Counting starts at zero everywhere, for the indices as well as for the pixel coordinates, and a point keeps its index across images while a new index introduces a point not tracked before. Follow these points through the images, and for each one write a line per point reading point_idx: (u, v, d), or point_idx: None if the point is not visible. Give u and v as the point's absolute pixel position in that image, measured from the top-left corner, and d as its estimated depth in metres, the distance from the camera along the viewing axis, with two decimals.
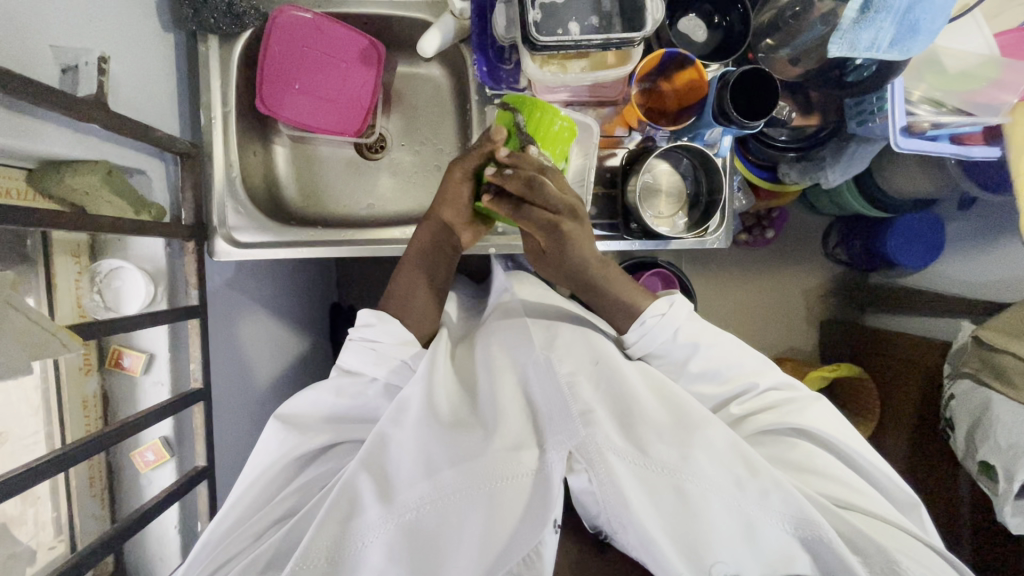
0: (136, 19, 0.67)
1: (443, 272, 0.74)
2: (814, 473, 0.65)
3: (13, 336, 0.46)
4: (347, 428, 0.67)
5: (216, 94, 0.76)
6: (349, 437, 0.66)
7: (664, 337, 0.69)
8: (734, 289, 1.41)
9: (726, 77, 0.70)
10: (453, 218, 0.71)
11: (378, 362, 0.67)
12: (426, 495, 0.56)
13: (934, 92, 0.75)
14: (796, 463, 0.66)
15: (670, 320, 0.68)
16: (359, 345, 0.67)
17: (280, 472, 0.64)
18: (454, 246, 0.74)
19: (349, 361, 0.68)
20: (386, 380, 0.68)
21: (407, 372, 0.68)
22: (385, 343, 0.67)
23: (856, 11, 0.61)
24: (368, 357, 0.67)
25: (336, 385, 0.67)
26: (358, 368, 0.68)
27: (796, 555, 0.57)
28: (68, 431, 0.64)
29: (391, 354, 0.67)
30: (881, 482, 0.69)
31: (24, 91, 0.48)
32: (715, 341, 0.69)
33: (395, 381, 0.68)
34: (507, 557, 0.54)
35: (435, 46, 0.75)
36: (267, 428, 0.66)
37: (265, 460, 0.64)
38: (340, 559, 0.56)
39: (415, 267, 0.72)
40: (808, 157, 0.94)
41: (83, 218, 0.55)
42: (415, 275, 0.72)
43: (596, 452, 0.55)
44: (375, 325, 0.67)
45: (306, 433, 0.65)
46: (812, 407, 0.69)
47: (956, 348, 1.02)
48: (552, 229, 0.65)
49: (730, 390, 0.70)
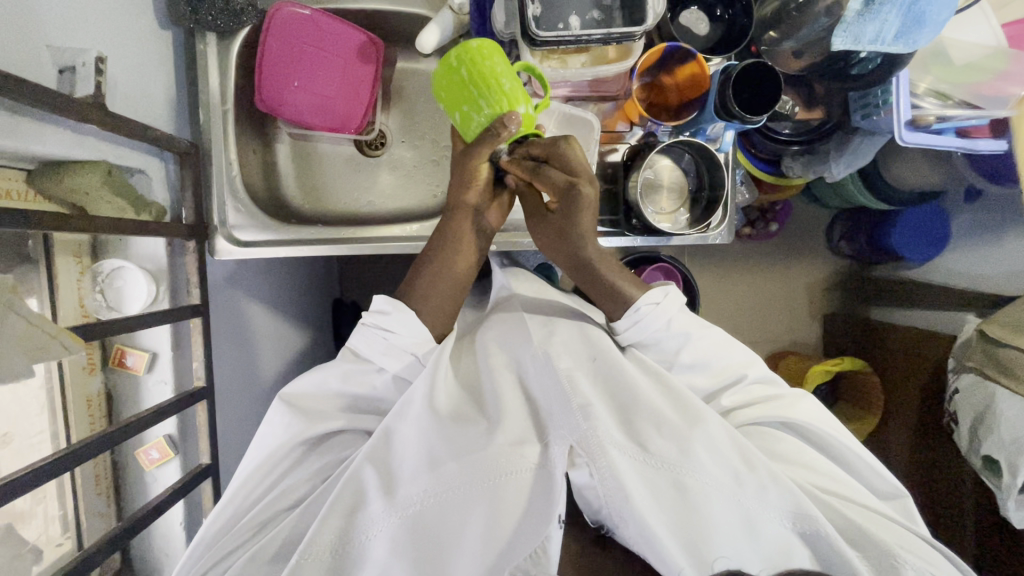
0: (133, 16, 0.67)
1: (464, 262, 0.70)
2: (804, 466, 0.65)
3: (14, 341, 0.46)
4: (360, 418, 0.67)
5: (214, 90, 0.76)
6: (362, 425, 0.67)
7: (657, 324, 0.67)
8: (737, 283, 1.40)
9: (728, 70, 0.69)
10: (477, 200, 0.68)
11: (388, 353, 0.66)
12: (429, 489, 0.56)
13: (939, 84, 0.74)
14: (788, 456, 0.65)
15: (662, 311, 0.67)
16: (371, 331, 0.65)
17: (281, 459, 0.63)
18: (484, 231, 0.72)
19: (360, 346, 0.66)
20: (395, 373, 0.67)
21: (418, 366, 0.67)
22: (400, 335, 0.65)
23: (860, 4, 0.60)
24: (379, 346, 0.66)
25: (344, 370, 0.67)
26: (366, 354, 0.66)
27: (797, 552, 0.57)
28: (72, 430, 0.65)
29: (402, 346, 0.65)
30: (874, 477, 0.68)
31: (23, 95, 0.48)
32: (705, 345, 0.68)
33: (403, 373, 0.67)
34: (510, 555, 0.53)
35: (434, 41, 0.75)
36: (272, 410, 0.65)
37: (267, 443, 0.63)
38: (344, 554, 0.56)
39: (440, 252, 0.69)
40: (811, 151, 0.94)
41: (84, 220, 0.55)
42: (439, 263, 0.68)
43: (596, 445, 0.54)
44: (391, 313, 0.64)
45: (311, 417, 0.64)
46: (798, 403, 0.68)
47: (960, 343, 1.01)
48: (569, 190, 0.63)
49: (721, 380, 0.69)
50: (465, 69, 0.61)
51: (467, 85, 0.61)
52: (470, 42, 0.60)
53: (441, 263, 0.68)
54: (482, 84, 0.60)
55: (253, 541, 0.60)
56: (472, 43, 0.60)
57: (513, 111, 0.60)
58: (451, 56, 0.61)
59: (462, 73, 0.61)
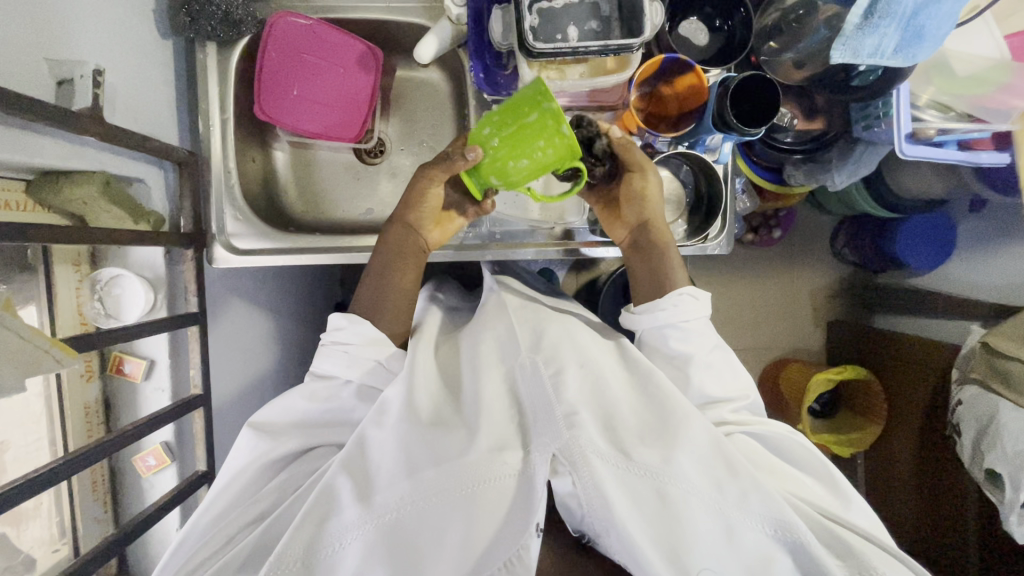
0: (133, 27, 0.68)
1: (405, 275, 0.71)
2: (789, 479, 0.64)
3: (7, 355, 0.46)
4: (318, 432, 0.65)
5: (214, 100, 0.76)
6: (322, 439, 0.65)
7: (687, 318, 0.67)
8: (739, 290, 1.39)
9: (726, 82, 0.69)
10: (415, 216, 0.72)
11: (352, 365, 0.66)
12: (406, 496, 0.55)
13: (941, 96, 0.73)
14: (769, 466, 0.65)
15: (699, 306, 0.68)
16: (332, 348, 0.67)
17: (259, 473, 0.63)
18: (420, 248, 0.73)
19: (324, 367, 0.67)
20: (360, 383, 0.66)
21: (383, 373, 0.67)
22: (358, 345, 0.66)
23: (860, 16, 0.59)
24: (341, 360, 0.66)
25: (305, 390, 0.66)
26: (331, 372, 0.67)
27: (778, 561, 0.56)
28: (69, 437, 0.66)
29: (364, 355, 0.66)
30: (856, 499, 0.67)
31: (20, 108, 0.48)
32: (716, 356, 0.69)
33: (370, 382, 0.66)
34: (489, 560, 0.53)
35: (431, 53, 0.75)
36: (238, 439, 0.65)
37: (233, 467, 0.63)
38: (316, 561, 0.54)
39: (382, 262, 0.71)
40: (813, 159, 0.92)
41: (82, 231, 0.56)
42: (383, 272, 0.71)
43: (579, 455, 0.53)
44: (346, 327, 0.67)
45: (277, 437, 0.64)
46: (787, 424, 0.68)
47: (964, 353, 0.99)
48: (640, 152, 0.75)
49: (728, 394, 0.68)
50: (532, 118, 0.58)
51: (523, 124, 0.59)
52: (565, 127, 0.56)
53: (383, 272, 0.71)
54: (520, 145, 0.60)
55: (224, 552, 0.60)
56: (564, 129, 0.57)
57: (481, 153, 0.63)
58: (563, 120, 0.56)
59: (531, 116, 0.58)
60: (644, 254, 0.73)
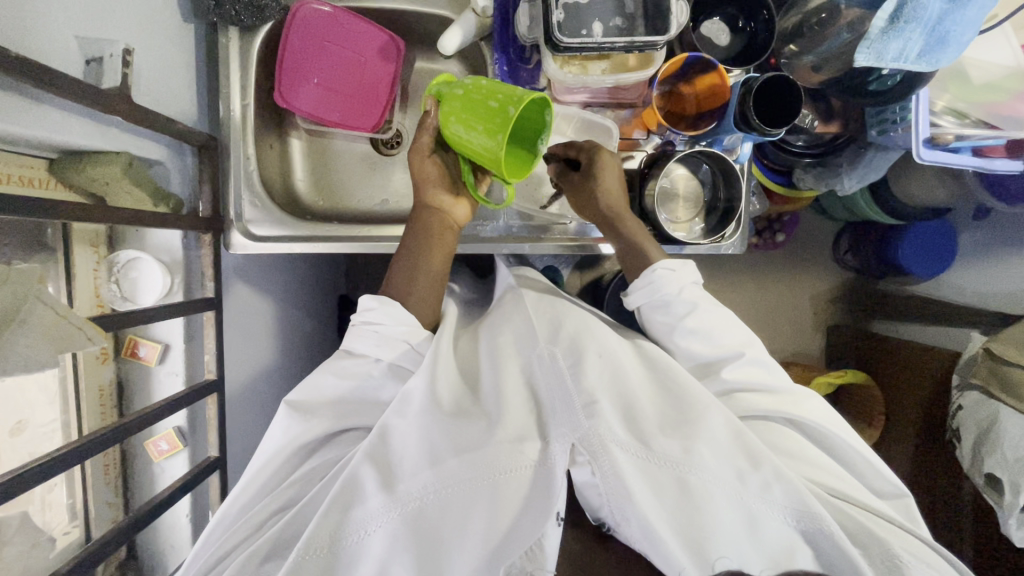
0: (159, 10, 0.67)
1: (439, 255, 0.72)
2: (807, 462, 0.65)
3: (41, 331, 0.47)
4: (348, 413, 0.65)
5: (235, 85, 0.76)
6: (348, 421, 0.64)
7: (666, 289, 0.70)
8: (743, 292, 1.40)
9: (749, 82, 0.70)
10: (435, 196, 0.72)
11: (386, 345, 0.66)
12: (430, 485, 0.55)
13: (957, 102, 0.74)
14: (790, 451, 0.65)
15: (678, 277, 0.71)
16: (362, 329, 0.67)
17: (290, 458, 0.63)
18: (450, 224, 0.73)
19: (352, 344, 0.67)
20: (390, 362, 0.66)
21: (414, 357, 0.67)
22: (387, 325, 0.66)
23: (885, 20, 0.60)
24: (371, 340, 0.66)
25: (337, 367, 0.66)
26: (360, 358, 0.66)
27: (799, 551, 0.57)
28: (85, 420, 0.65)
29: (395, 336, 0.66)
30: (873, 474, 0.69)
31: (53, 85, 0.48)
32: (723, 338, 0.70)
33: (402, 363, 0.66)
34: (507, 550, 0.52)
35: (455, 45, 0.76)
36: (277, 416, 0.64)
37: (271, 447, 0.63)
38: (341, 551, 0.55)
39: (411, 252, 0.71)
40: (823, 163, 0.94)
41: (107, 211, 0.56)
42: (413, 263, 0.70)
43: (598, 443, 0.54)
44: (376, 308, 0.66)
45: (309, 419, 0.63)
46: (804, 401, 0.69)
47: (963, 360, 1.01)
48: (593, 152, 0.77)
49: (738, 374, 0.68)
50: (494, 103, 0.59)
51: (482, 104, 0.60)
52: (502, 135, 0.58)
53: (415, 260, 0.71)
54: (467, 120, 0.62)
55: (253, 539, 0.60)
56: (501, 133, 0.58)
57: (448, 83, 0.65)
58: (506, 129, 0.57)
59: (493, 102, 0.59)
60: (622, 243, 0.75)
